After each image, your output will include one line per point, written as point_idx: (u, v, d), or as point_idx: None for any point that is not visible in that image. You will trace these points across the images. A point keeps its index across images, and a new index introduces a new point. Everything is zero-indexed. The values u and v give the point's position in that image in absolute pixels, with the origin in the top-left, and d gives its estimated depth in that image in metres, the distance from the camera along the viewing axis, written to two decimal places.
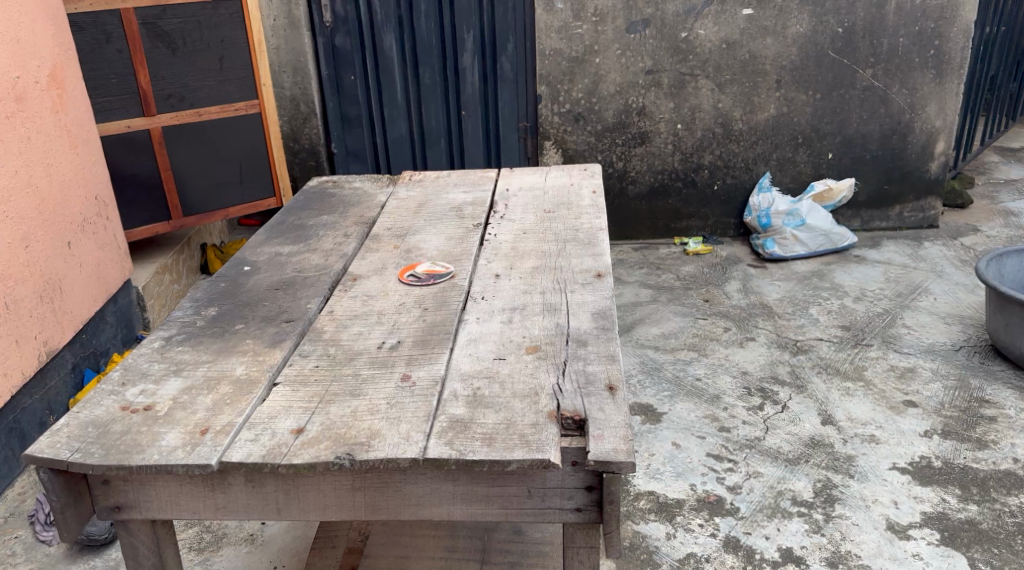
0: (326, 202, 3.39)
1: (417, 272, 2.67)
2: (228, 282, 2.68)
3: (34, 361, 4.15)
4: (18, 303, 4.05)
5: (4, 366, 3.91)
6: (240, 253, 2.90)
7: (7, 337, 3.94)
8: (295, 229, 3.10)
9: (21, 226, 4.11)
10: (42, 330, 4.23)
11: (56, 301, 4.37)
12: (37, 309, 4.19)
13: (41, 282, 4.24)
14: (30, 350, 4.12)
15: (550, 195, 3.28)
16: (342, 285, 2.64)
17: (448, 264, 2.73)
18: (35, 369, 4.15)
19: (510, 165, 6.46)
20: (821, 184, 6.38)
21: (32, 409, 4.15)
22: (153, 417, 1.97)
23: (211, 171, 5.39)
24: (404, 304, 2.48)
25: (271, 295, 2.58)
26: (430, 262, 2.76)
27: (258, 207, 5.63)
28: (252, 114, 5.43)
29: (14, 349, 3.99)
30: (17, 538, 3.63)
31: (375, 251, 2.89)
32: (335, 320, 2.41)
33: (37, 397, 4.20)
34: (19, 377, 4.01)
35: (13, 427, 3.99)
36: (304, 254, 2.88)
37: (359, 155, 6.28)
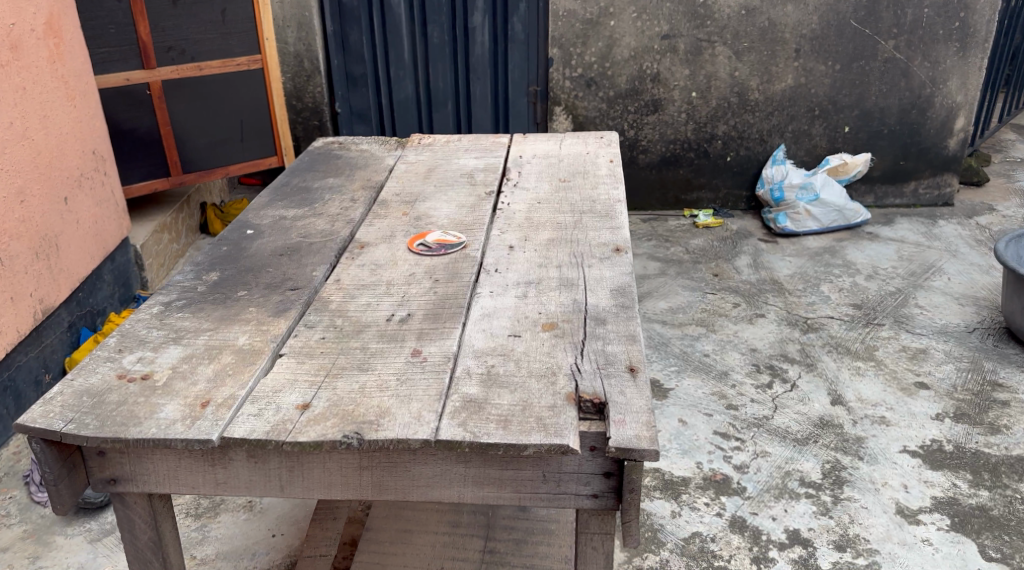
0: (333, 164, 3.27)
1: (427, 242, 2.56)
2: (231, 245, 2.57)
3: (29, 319, 4.08)
4: (12, 260, 3.96)
5: None
6: (243, 214, 2.79)
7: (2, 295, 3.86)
8: (299, 192, 2.99)
9: (16, 180, 3.99)
10: (37, 287, 4.15)
11: (52, 258, 4.28)
12: (32, 267, 4.11)
13: (37, 239, 4.15)
14: (25, 308, 4.05)
15: (565, 163, 3.18)
16: (349, 253, 2.53)
17: (460, 234, 2.62)
18: (30, 327, 4.09)
19: (518, 131, 6.32)
20: (837, 158, 6.22)
21: (28, 367, 4.13)
22: (151, 387, 1.87)
23: (213, 128, 5.26)
24: (414, 275, 2.38)
25: (276, 261, 2.48)
26: (442, 231, 2.65)
27: (259, 166, 5.51)
28: (255, 71, 5.29)
29: (8, 307, 3.92)
30: (11, 498, 3.57)
31: (383, 217, 2.78)
32: (342, 290, 2.31)
33: (33, 355, 4.16)
34: (14, 335, 3.95)
35: (8, 385, 3.95)
36: (310, 218, 2.77)
37: (363, 116, 6.15)
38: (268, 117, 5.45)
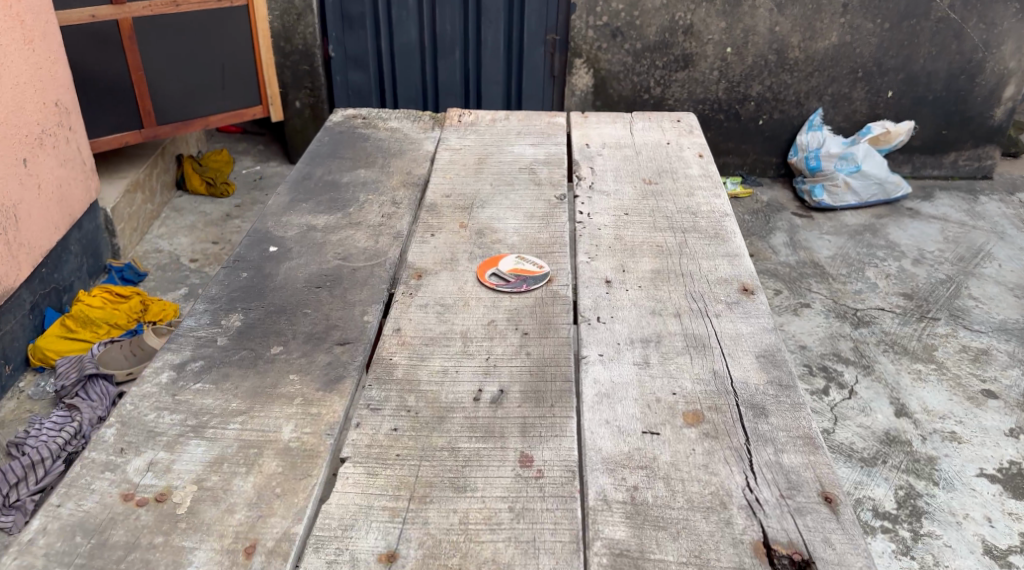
0: (362, 149, 2.70)
1: (503, 276, 2.03)
2: (252, 272, 2.05)
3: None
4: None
5: None
6: (260, 224, 2.25)
7: None
8: (326, 189, 2.43)
9: None
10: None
11: (10, 232, 3.67)
12: None
13: None
14: None
15: (644, 158, 2.65)
16: (405, 287, 2.00)
17: (542, 261, 2.09)
18: None
19: (531, 109, 5.37)
20: (878, 125, 5.45)
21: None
22: (171, 518, 1.38)
23: (192, 76, 4.57)
24: (495, 322, 1.87)
25: (314, 297, 1.96)
26: (518, 256, 2.11)
27: (242, 116, 4.86)
28: (239, 7, 4.60)
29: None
30: None
31: (438, 231, 2.25)
32: (406, 347, 1.79)
33: None
34: None
35: None
36: (346, 233, 2.22)
37: (360, 61, 5.11)
38: (252, 63, 4.79)
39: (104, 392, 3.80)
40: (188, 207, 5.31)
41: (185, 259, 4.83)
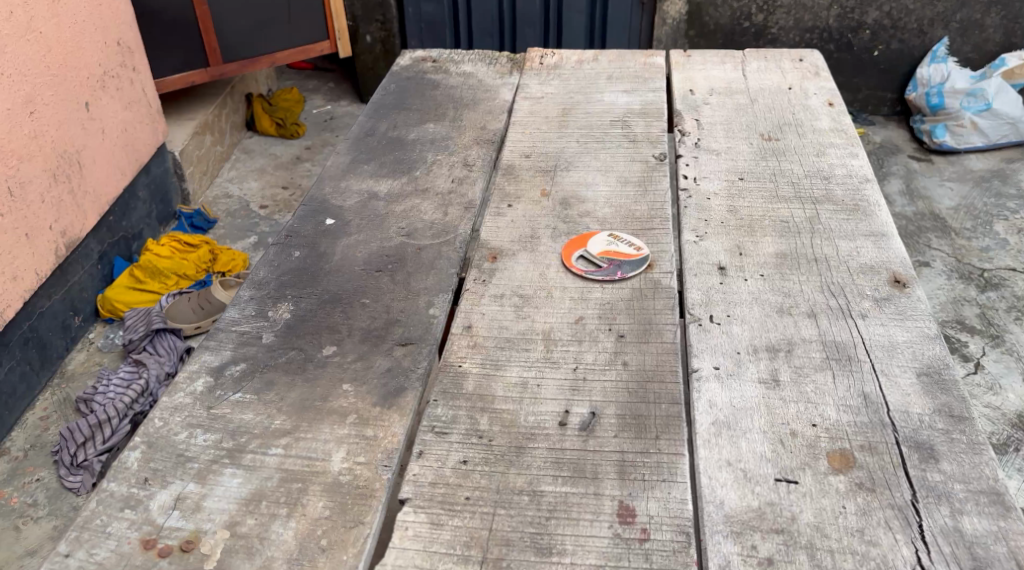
0: (431, 100, 2.39)
1: (594, 262, 1.71)
2: (304, 251, 1.78)
3: (48, 257, 3.37)
4: (22, 188, 3.20)
5: (13, 269, 3.17)
6: (315, 191, 1.98)
7: (13, 232, 3.16)
8: (390, 148, 2.16)
9: (22, 85, 3.16)
10: (56, 216, 3.41)
11: (74, 179, 3.51)
12: (49, 193, 3.36)
13: (53, 158, 3.38)
14: (43, 244, 3.35)
15: (761, 108, 2.26)
16: (478, 272, 1.71)
17: (639, 243, 1.76)
18: (51, 265, 3.41)
19: (616, 47, 4.75)
20: (1014, 58, 4.46)
21: (50, 316, 3.59)
22: None
23: (257, 9, 4.29)
24: (584, 321, 1.57)
25: (373, 283, 1.68)
26: (611, 233, 1.79)
27: (309, 52, 4.58)
28: None
29: (21, 248, 3.21)
30: (39, 482, 3.14)
31: (517, 201, 1.94)
32: (479, 352, 1.51)
33: (58, 296, 3.64)
34: (32, 280, 3.30)
35: (30, 337, 3.46)
36: (412, 203, 1.93)
37: None
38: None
39: (172, 346, 3.65)
40: (258, 148, 5.11)
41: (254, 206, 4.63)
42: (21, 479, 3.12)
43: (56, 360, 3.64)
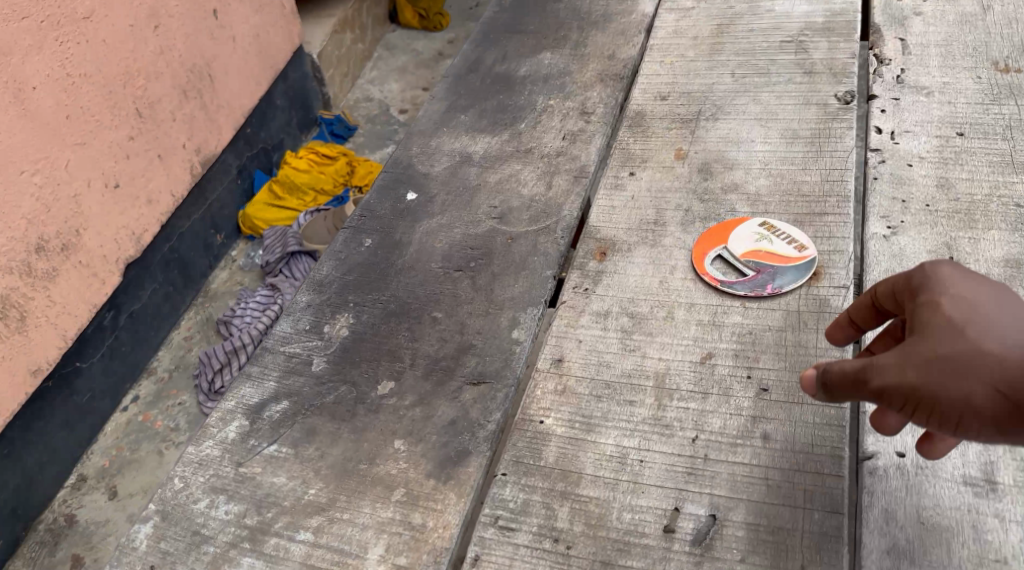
0: (552, 18, 1.95)
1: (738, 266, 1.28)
2: (376, 238, 1.46)
3: (185, 179, 2.42)
4: (152, 103, 2.26)
5: (142, 190, 2.25)
6: (399, 153, 1.64)
7: (133, 150, 2.20)
8: (495, 88, 1.78)
9: None
10: (190, 132, 2.42)
11: (211, 84, 2.49)
12: (169, 102, 2.32)
13: (179, 52, 2.34)
14: (175, 165, 2.38)
15: (997, 20, 1.65)
16: (581, 276, 1.33)
17: (807, 239, 1.30)
18: (187, 190, 2.45)
19: None
20: None
21: (194, 233, 2.64)
22: None
23: None
24: (715, 361, 1.16)
25: (450, 288, 1.34)
26: (769, 221, 1.34)
27: None
28: None
29: (155, 171, 2.30)
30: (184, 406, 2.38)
31: (643, 165, 1.52)
32: (570, 401, 1.15)
33: (197, 217, 2.64)
34: (167, 208, 2.36)
35: (171, 260, 2.52)
36: (510, 169, 1.55)
37: None
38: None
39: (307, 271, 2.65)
40: None
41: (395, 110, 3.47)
42: (166, 403, 2.39)
43: (200, 279, 2.69)
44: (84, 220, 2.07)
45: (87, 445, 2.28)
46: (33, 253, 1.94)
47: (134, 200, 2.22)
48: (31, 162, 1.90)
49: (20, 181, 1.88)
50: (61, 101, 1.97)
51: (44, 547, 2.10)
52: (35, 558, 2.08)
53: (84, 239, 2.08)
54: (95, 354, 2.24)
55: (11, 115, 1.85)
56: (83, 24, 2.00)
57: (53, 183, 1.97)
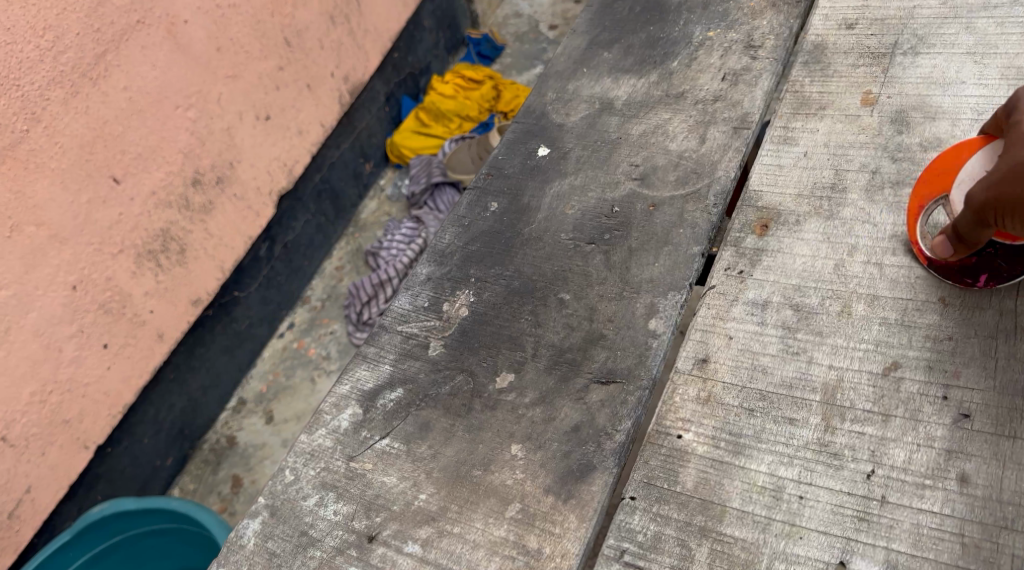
0: None
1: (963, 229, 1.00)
2: (505, 201, 1.30)
3: (333, 110, 2.24)
4: (300, 31, 2.06)
5: (289, 123, 2.08)
6: (534, 98, 1.47)
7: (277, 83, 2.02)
8: (647, 17, 1.55)
9: None
10: (338, 60, 2.22)
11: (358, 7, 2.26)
12: (316, 30, 2.12)
13: None
14: (322, 94, 2.19)
15: None
16: (738, 252, 1.13)
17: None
18: (337, 118, 2.27)
19: None
20: None
21: (343, 163, 2.51)
22: None
23: None
24: (901, 378, 0.95)
25: (582, 264, 1.17)
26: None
27: None
28: None
29: (305, 102, 2.12)
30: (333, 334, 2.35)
31: (820, 113, 1.27)
32: (715, 412, 0.98)
33: (348, 146, 2.52)
34: (314, 139, 2.19)
35: (322, 191, 2.43)
36: (658, 119, 1.35)
37: None
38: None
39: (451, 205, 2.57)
40: None
41: (545, 26, 3.13)
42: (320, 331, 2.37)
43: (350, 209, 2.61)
44: (238, 153, 1.94)
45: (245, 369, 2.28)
46: (189, 186, 1.83)
47: (284, 133, 2.06)
48: (184, 97, 1.76)
49: (174, 118, 1.75)
50: (211, 33, 1.80)
51: (207, 466, 2.14)
52: (199, 477, 2.12)
53: (237, 172, 1.95)
54: (253, 283, 2.22)
55: (164, 50, 1.70)
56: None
57: (207, 118, 1.83)
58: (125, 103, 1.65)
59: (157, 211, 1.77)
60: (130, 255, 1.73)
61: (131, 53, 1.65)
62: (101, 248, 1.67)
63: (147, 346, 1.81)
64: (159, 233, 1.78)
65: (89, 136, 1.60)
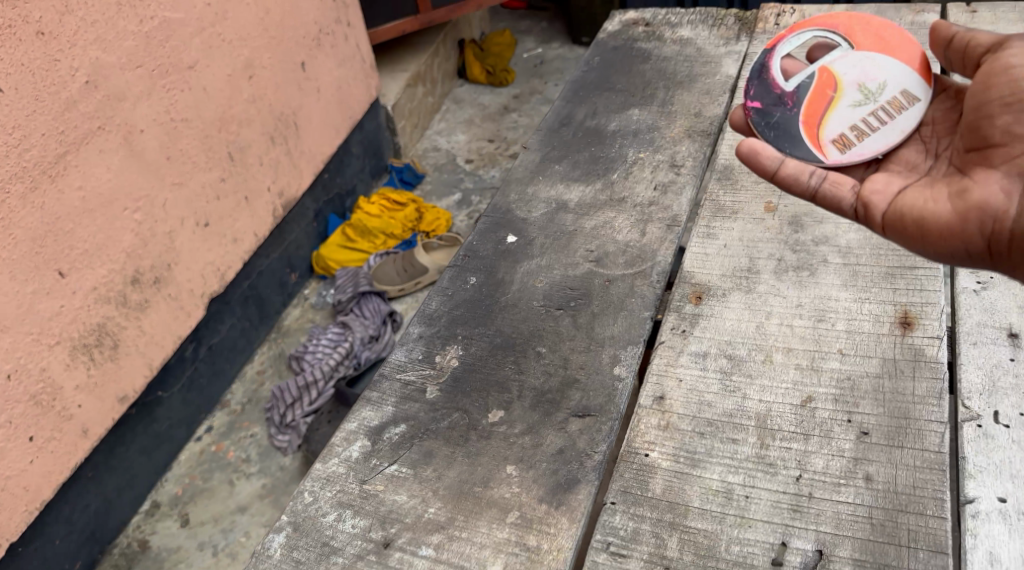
0: (639, 78, 2.07)
1: (813, 79, 1.32)
2: (482, 277, 1.54)
3: (267, 222, 2.50)
4: (243, 147, 2.35)
5: (228, 231, 2.33)
6: (500, 195, 1.74)
7: (222, 196, 2.28)
8: (588, 140, 1.87)
9: (241, 43, 2.29)
10: (275, 177, 2.51)
11: (288, 135, 2.55)
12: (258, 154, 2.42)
13: (264, 112, 2.43)
14: (259, 205, 2.46)
15: None
16: (679, 318, 1.40)
17: (911, 130, 1.27)
18: (271, 228, 2.54)
19: None
20: None
21: (270, 273, 2.66)
22: None
23: None
24: (814, 407, 1.21)
25: (554, 324, 1.42)
26: (905, 81, 1.29)
27: None
28: None
29: (241, 212, 2.38)
30: (253, 437, 2.42)
31: (734, 216, 1.59)
32: (673, 437, 1.21)
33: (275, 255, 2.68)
34: (246, 244, 2.42)
35: (248, 297, 2.56)
36: (604, 216, 1.64)
37: None
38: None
39: (376, 310, 2.68)
40: None
41: (464, 160, 3.44)
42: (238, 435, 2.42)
43: (273, 315, 2.71)
44: (175, 255, 2.14)
45: (160, 473, 2.31)
46: (129, 284, 2.00)
47: (220, 239, 2.29)
48: (133, 200, 1.98)
49: (122, 218, 1.95)
50: (162, 143, 2.05)
51: None
52: None
53: (174, 274, 2.14)
54: (176, 383, 2.30)
55: (118, 155, 1.92)
56: (186, 73, 2.10)
57: (151, 221, 2.04)
58: (77, 202, 1.83)
59: (96, 306, 1.92)
60: (66, 346, 1.86)
61: (89, 156, 1.85)
62: (39, 338, 1.80)
63: (70, 441, 1.91)
64: (95, 327, 1.93)
65: (42, 230, 1.76)
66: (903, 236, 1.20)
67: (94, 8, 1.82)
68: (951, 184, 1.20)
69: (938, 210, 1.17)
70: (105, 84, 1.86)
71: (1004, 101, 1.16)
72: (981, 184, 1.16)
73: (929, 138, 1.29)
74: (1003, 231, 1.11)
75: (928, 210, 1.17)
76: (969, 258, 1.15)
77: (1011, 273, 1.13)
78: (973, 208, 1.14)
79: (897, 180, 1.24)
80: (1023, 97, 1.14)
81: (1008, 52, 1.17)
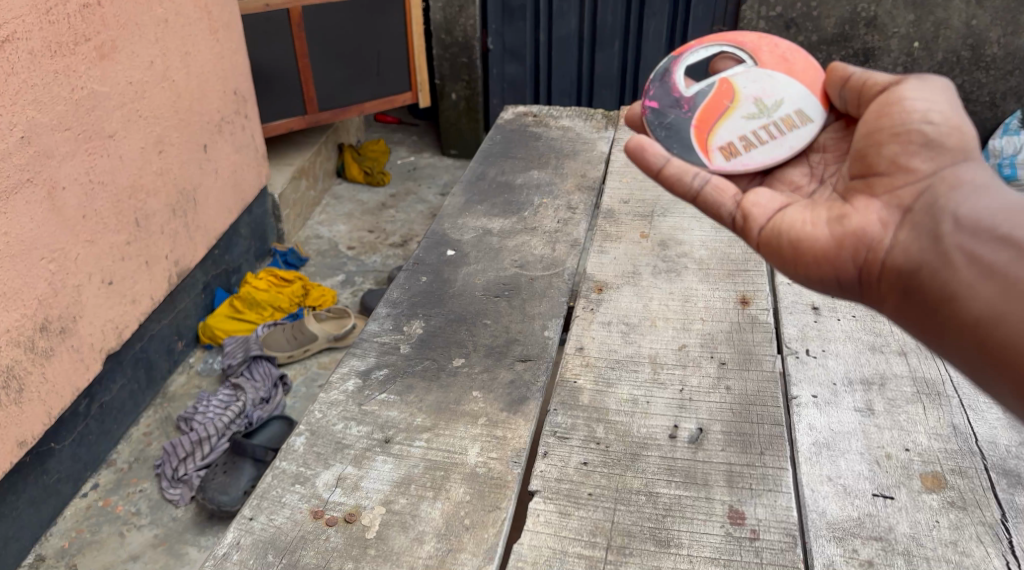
0: (534, 150, 2.61)
1: (715, 88, 1.53)
2: (431, 276, 1.96)
3: (162, 287, 2.74)
4: (148, 216, 2.64)
5: (130, 292, 2.57)
6: (438, 222, 2.20)
7: (127, 255, 2.55)
8: (500, 191, 2.36)
9: (155, 122, 2.64)
10: (172, 247, 2.79)
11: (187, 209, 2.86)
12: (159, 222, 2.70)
13: (169, 184, 2.74)
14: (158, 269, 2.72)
15: None
16: (586, 301, 1.87)
17: (800, 147, 1.48)
18: (167, 292, 2.78)
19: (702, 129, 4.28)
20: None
21: (160, 338, 2.84)
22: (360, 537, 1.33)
23: (347, 60, 3.58)
24: (687, 349, 1.70)
25: (492, 306, 1.85)
26: (798, 101, 1.49)
27: (394, 105, 3.82)
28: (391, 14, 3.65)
29: (141, 275, 2.63)
30: (142, 492, 2.49)
31: (617, 241, 2.10)
32: (590, 369, 1.65)
33: (167, 321, 2.87)
34: (142, 307, 2.64)
35: (139, 359, 2.72)
36: (522, 238, 2.12)
37: (517, 84, 4.07)
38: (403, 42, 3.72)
39: (267, 374, 2.85)
40: None
41: (345, 247, 3.75)
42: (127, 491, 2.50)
43: (160, 380, 2.85)
44: (81, 309, 2.35)
45: (46, 527, 2.36)
46: (38, 331, 2.19)
47: (121, 299, 2.53)
48: (49, 250, 2.21)
49: (38, 267, 2.18)
50: (79, 202, 2.32)
51: None
52: None
53: (77, 326, 2.34)
54: (69, 436, 2.40)
55: (41, 208, 2.17)
56: (106, 141, 2.41)
57: (63, 273, 2.27)
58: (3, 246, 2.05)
59: (8, 347, 2.09)
60: None
61: (16, 204, 2.09)
62: None
63: None
64: (4, 368, 2.08)
65: None
66: (779, 252, 1.32)
67: (36, 73, 2.12)
68: (831, 209, 1.32)
69: (816, 233, 1.29)
70: (37, 141, 2.14)
71: (894, 132, 1.28)
72: (860, 212, 1.27)
73: (817, 164, 1.49)
74: (877, 260, 1.23)
75: (804, 234, 1.30)
76: (842, 280, 1.27)
77: (878, 300, 1.25)
78: (849, 235, 1.26)
79: (777, 199, 1.37)
80: (909, 131, 1.27)
81: (904, 89, 1.31)
